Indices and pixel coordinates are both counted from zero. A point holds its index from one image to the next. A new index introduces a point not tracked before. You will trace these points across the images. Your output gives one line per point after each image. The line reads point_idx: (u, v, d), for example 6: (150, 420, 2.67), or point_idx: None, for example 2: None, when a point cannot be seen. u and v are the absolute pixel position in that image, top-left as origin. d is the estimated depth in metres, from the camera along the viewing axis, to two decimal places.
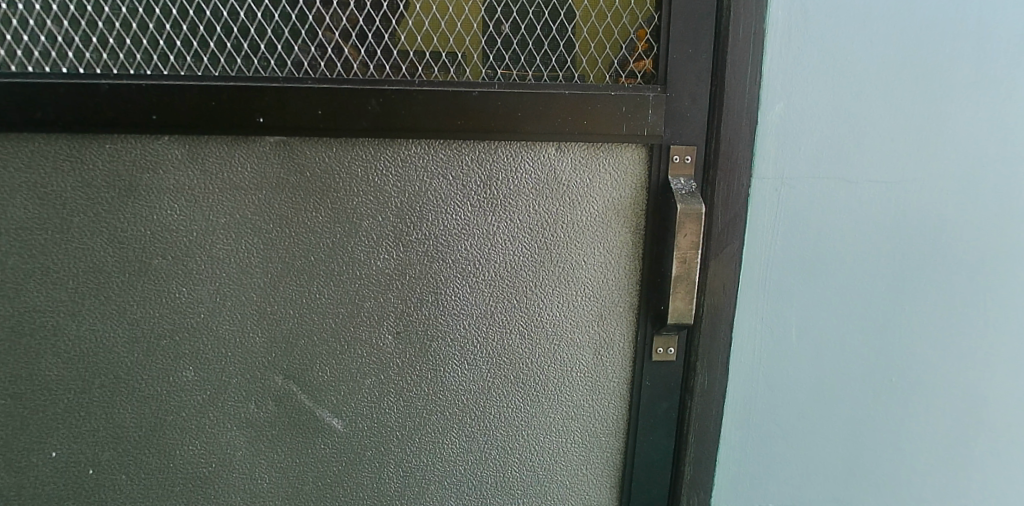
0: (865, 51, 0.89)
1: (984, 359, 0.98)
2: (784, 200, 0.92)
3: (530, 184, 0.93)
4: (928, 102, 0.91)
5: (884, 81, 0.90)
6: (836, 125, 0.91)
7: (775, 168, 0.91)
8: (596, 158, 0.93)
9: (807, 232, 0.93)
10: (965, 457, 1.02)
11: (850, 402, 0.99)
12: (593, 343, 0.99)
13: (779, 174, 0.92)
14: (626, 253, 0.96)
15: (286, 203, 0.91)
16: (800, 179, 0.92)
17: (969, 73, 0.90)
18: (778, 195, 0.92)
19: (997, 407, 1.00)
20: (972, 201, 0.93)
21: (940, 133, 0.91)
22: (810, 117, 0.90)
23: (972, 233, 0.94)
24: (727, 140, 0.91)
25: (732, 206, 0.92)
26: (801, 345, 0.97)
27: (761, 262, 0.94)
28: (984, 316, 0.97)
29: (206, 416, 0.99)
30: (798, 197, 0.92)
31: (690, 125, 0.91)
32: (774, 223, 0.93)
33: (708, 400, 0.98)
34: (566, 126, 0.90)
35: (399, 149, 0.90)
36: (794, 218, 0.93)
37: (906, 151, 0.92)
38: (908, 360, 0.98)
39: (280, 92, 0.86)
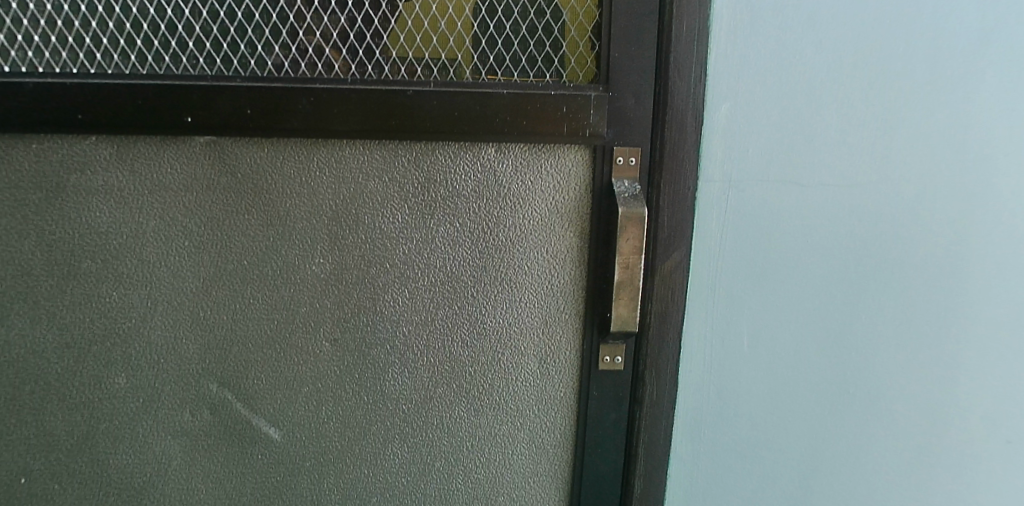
0: (815, 51, 0.86)
1: (944, 367, 0.95)
2: (732, 204, 0.89)
3: (470, 187, 0.90)
4: (883, 102, 0.87)
5: (836, 82, 0.87)
6: (785, 126, 0.87)
7: (723, 170, 0.88)
8: (537, 160, 0.90)
9: (757, 237, 0.90)
10: (926, 469, 0.98)
11: (806, 412, 0.96)
12: (539, 351, 0.95)
13: (728, 177, 0.88)
14: (571, 258, 0.93)
15: (218, 206, 0.89)
16: (750, 181, 0.88)
17: (924, 73, 0.87)
18: (726, 198, 0.89)
19: (958, 417, 0.97)
20: (930, 205, 0.90)
21: (895, 136, 0.88)
22: (759, 117, 0.87)
23: (929, 238, 0.91)
24: (672, 141, 0.88)
25: (678, 210, 0.89)
26: (753, 354, 0.93)
27: (710, 268, 0.91)
28: (943, 324, 0.94)
29: (139, 425, 0.96)
30: (747, 200, 0.89)
31: (633, 126, 0.88)
32: (722, 227, 0.90)
33: (656, 410, 0.95)
34: (504, 126, 0.87)
35: (333, 151, 0.88)
36: (743, 222, 0.89)
37: (860, 154, 0.88)
38: (864, 368, 0.95)
39: (208, 91, 0.84)
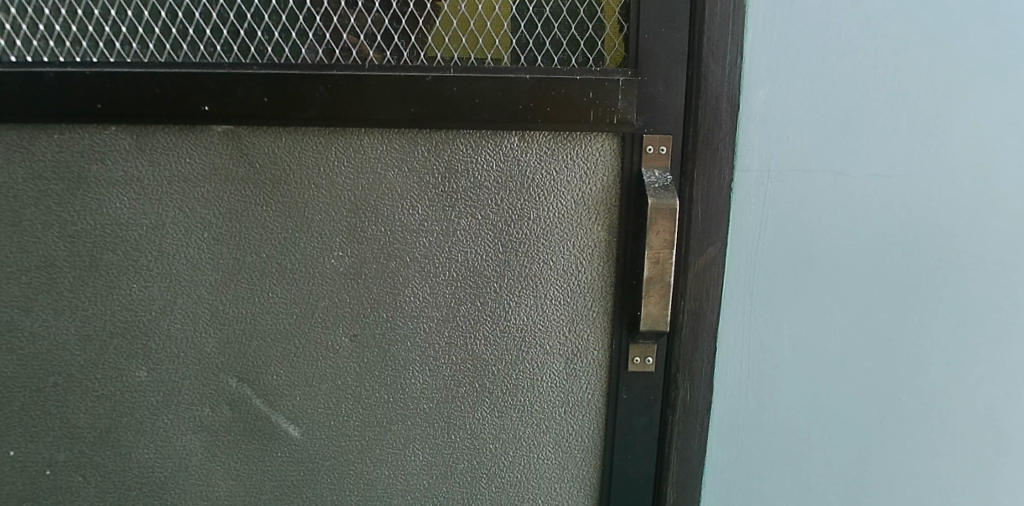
0: (859, 30, 0.80)
1: (999, 368, 0.89)
2: (771, 194, 0.83)
3: (493, 178, 0.86)
4: (933, 85, 0.81)
5: (881, 64, 0.81)
6: (829, 109, 0.81)
7: (760, 158, 0.82)
8: (563, 149, 0.85)
9: (798, 230, 0.84)
10: (980, 477, 0.92)
11: (851, 418, 0.90)
12: (565, 351, 0.91)
13: (766, 165, 0.83)
14: (599, 252, 0.88)
15: (236, 197, 0.87)
16: (789, 170, 0.83)
17: (978, 52, 0.81)
18: (764, 188, 0.83)
19: (1015, 421, 0.90)
20: (985, 195, 0.84)
21: (946, 121, 0.82)
22: (800, 100, 0.81)
23: (984, 230, 0.85)
24: (705, 128, 0.82)
25: (713, 202, 0.84)
26: (793, 355, 0.88)
27: (746, 264, 0.85)
28: (998, 322, 0.87)
29: (161, 419, 0.95)
30: (786, 189, 0.83)
31: (664, 113, 0.83)
32: (760, 220, 0.84)
33: (690, 414, 0.90)
34: (527, 114, 0.83)
35: (352, 140, 0.85)
36: (782, 214, 0.83)
37: (908, 141, 0.82)
38: (916, 372, 0.89)
39: (225, 79, 0.82)
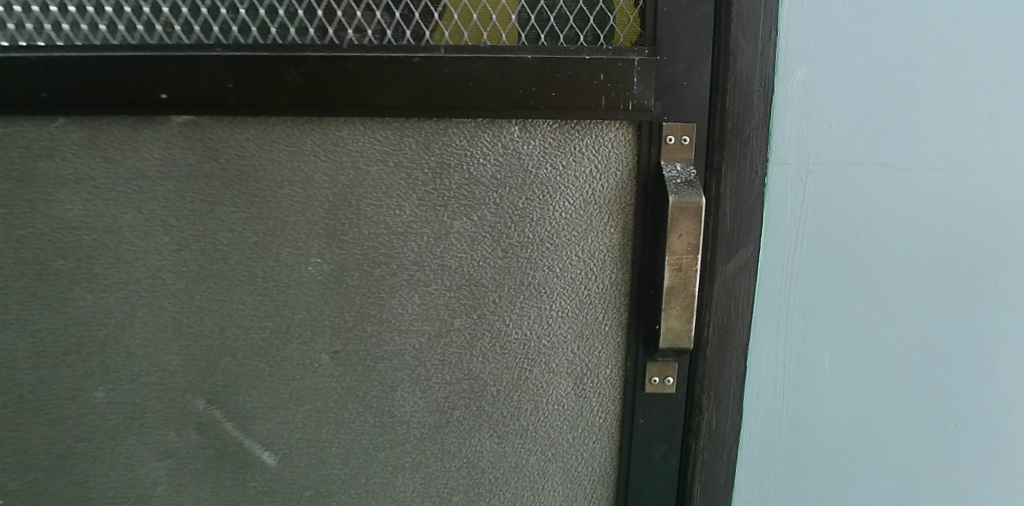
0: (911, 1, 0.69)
1: None
2: (811, 191, 0.72)
3: (490, 173, 0.76)
4: (994, 64, 0.71)
5: (937, 40, 0.70)
6: (876, 95, 0.71)
7: (798, 150, 0.72)
8: (570, 140, 0.75)
9: (840, 232, 0.73)
10: None
11: (899, 444, 0.79)
12: (573, 370, 0.80)
13: (805, 158, 0.72)
14: (612, 257, 0.77)
15: (201, 197, 0.77)
16: (832, 163, 0.72)
17: None
18: (803, 184, 0.72)
19: None
20: None
21: (1010, 106, 0.71)
22: (843, 84, 0.70)
23: None
24: (734, 115, 0.72)
25: (744, 199, 0.73)
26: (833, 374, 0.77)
27: (781, 270, 0.74)
28: None
29: (123, 445, 0.85)
30: (828, 186, 0.72)
31: (686, 98, 0.73)
32: (798, 220, 0.73)
33: (716, 442, 0.79)
34: (529, 100, 0.73)
35: (329, 131, 0.75)
36: (823, 214, 0.73)
37: (966, 130, 0.72)
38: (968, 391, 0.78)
39: (184, 62, 0.72)
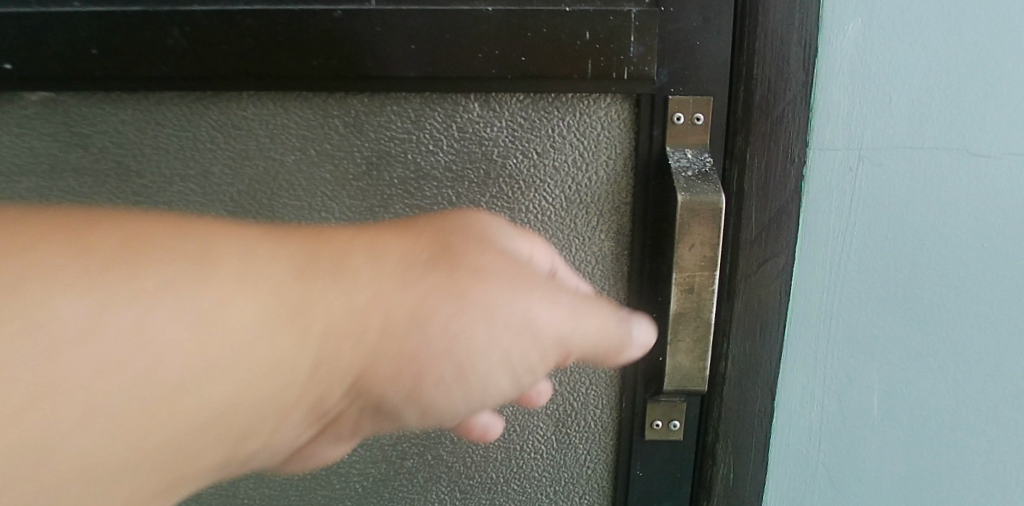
0: None
1: None
2: (865, 187, 0.55)
3: (443, 163, 0.59)
4: None
5: None
6: (958, 61, 0.52)
7: (848, 136, 0.54)
8: (547, 119, 0.58)
9: (902, 240, 0.56)
10: None
11: (960, 498, 0.63)
12: (554, 411, 0.63)
13: (859, 146, 0.54)
14: (599, 268, 0.61)
15: (72, 195, 0.60)
16: (893, 151, 0.54)
17: None
18: (854, 180, 0.55)
19: None
20: None
21: None
22: (913, 46, 0.52)
23: None
24: (765, 86, 0.54)
25: (776, 197, 0.56)
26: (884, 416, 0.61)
27: (820, 287, 0.58)
28: None
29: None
30: (888, 181, 0.55)
31: (701, 64, 0.55)
32: (845, 225, 0.56)
33: (733, 499, 0.63)
34: (490, 67, 0.54)
35: (233, 109, 0.57)
36: (879, 218, 0.56)
37: None
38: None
39: (28, 20, 0.54)
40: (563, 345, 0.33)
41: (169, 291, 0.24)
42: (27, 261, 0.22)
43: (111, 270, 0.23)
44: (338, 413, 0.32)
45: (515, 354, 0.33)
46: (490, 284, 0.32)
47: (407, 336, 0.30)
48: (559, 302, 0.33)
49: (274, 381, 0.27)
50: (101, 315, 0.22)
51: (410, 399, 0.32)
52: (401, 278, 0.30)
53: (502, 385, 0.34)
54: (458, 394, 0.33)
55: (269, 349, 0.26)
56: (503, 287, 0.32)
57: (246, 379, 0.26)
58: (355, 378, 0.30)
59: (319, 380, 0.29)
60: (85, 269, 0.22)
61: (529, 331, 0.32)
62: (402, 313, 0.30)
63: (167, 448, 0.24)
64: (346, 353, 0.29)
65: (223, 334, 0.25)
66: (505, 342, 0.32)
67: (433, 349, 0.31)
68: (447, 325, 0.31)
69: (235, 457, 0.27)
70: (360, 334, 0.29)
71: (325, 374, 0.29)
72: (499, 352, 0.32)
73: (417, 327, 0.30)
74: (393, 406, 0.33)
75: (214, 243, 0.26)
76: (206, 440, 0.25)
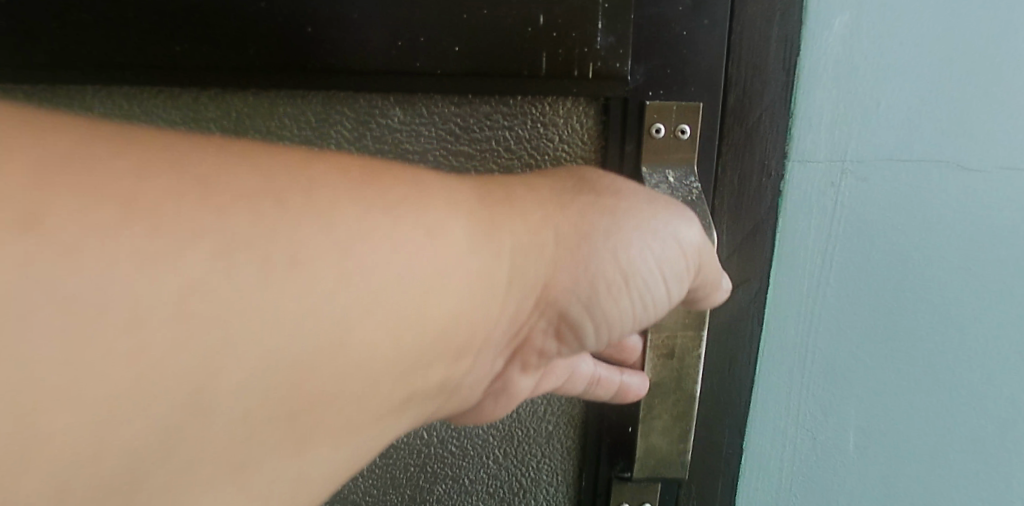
0: None
1: None
2: (852, 208, 0.44)
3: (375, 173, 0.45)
4: None
5: None
6: (980, 55, 0.41)
7: (835, 142, 0.43)
8: (489, 127, 0.45)
9: (896, 275, 0.45)
10: None
11: None
12: (498, 492, 0.51)
13: (848, 158, 0.43)
14: None
15: None
16: (886, 166, 0.43)
17: None
18: (836, 199, 0.44)
19: None
20: None
21: None
22: (922, 37, 0.41)
23: None
24: (738, 76, 0.43)
25: (750, 213, 0.45)
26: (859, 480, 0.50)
27: (793, 332, 0.47)
28: None
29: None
30: (882, 202, 0.44)
31: (689, 59, 0.43)
32: (823, 255, 0.45)
33: None
34: (413, 60, 0.42)
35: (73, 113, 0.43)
36: (870, 246, 0.45)
37: None
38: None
39: None
40: (699, 255, 0.35)
41: (397, 212, 0.24)
42: (285, 178, 0.21)
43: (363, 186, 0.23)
44: (527, 334, 0.33)
45: (664, 262, 0.33)
46: (637, 200, 0.33)
47: (574, 257, 0.31)
48: (691, 218, 0.34)
49: (498, 287, 0.28)
50: (353, 232, 0.22)
51: (587, 313, 0.33)
52: (560, 203, 0.31)
53: (659, 302, 0.35)
54: (625, 308, 0.33)
55: (469, 264, 0.26)
56: (647, 206, 0.33)
57: (478, 297, 0.27)
58: (542, 291, 0.31)
59: (518, 292, 0.29)
60: (332, 179, 0.23)
61: (674, 244, 0.33)
62: (570, 228, 0.31)
63: (384, 366, 0.23)
64: (534, 280, 0.30)
65: (430, 252, 0.24)
66: (653, 250, 0.32)
67: (610, 256, 0.31)
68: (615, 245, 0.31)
69: (460, 367, 0.28)
70: (546, 251, 0.30)
71: (527, 282, 0.30)
72: (654, 265, 0.33)
73: (585, 238, 0.31)
74: (574, 320, 0.33)
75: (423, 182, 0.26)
76: (430, 353, 0.25)
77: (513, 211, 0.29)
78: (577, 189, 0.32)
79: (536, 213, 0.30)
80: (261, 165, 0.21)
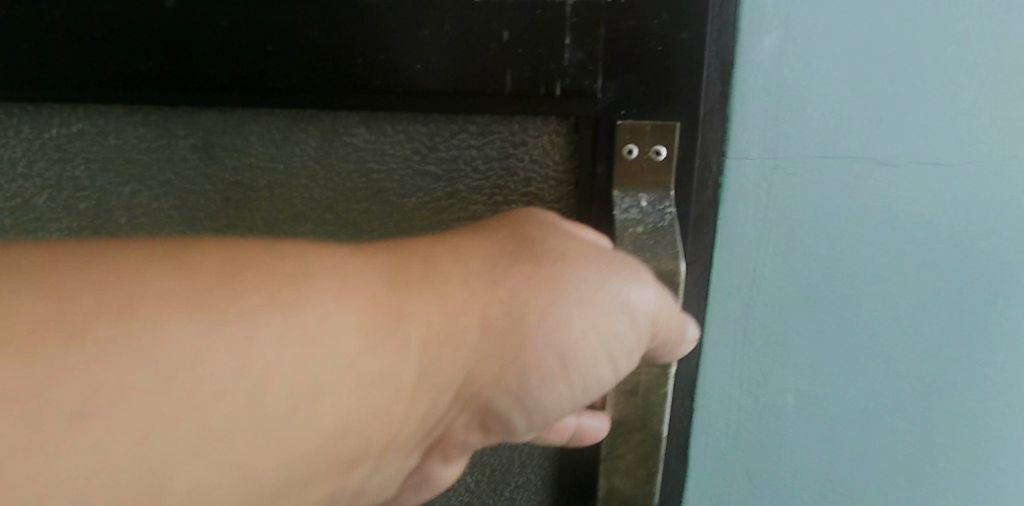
0: None
1: None
2: (790, 209, 0.42)
3: (344, 195, 0.44)
4: None
5: None
6: (932, 51, 0.38)
7: (771, 142, 0.41)
8: (457, 147, 0.43)
9: (841, 280, 0.43)
10: None
11: None
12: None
13: (785, 157, 0.41)
14: None
15: None
16: (819, 160, 0.41)
17: None
18: (770, 198, 0.42)
19: None
20: None
21: None
22: (865, 33, 0.38)
23: None
24: (688, 76, 0.40)
25: (702, 214, 0.42)
26: (802, 485, 0.49)
27: (729, 332, 0.45)
28: None
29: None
30: (823, 203, 0.41)
31: (664, 76, 0.40)
32: (761, 256, 0.43)
33: None
34: (373, 77, 0.41)
35: (47, 136, 0.44)
36: (811, 248, 0.42)
37: None
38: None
39: None
40: (652, 322, 0.32)
41: (260, 308, 0.23)
42: (96, 300, 0.21)
43: (213, 293, 0.22)
44: (448, 427, 0.31)
45: (614, 338, 0.31)
46: (584, 266, 0.31)
47: (501, 342, 0.29)
48: (645, 280, 0.32)
49: (400, 390, 0.26)
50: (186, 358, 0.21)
51: (519, 403, 0.30)
52: (487, 275, 0.29)
53: (607, 380, 0.32)
54: (564, 392, 0.31)
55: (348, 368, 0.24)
56: (595, 274, 0.30)
57: (375, 395, 0.25)
58: (462, 384, 0.29)
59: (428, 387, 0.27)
60: (169, 289, 0.22)
61: (621, 315, 0.31)
62: (500, 306, 0.29)
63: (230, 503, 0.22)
64: (445, 375, 0.28)
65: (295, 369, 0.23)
66: (601, 327, 0.30)
67: (544, 335, 0.29)
68: (549, 325, 0.29)
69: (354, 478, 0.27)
70: (469, 336, 0.28)
71: (442, 376, 0.28)
72: (598, 342, 0.31)
73: (517, 319, 0.29)
74: (502, 413, 0.31)
75: (308, 271, 0.25)
76: (302, 473, 0.24)
77: (430, 291, 0.28)
78: (514, 254, 0.31)
79: (458, 288, 0.28)
80: (81, 284, 0.21)
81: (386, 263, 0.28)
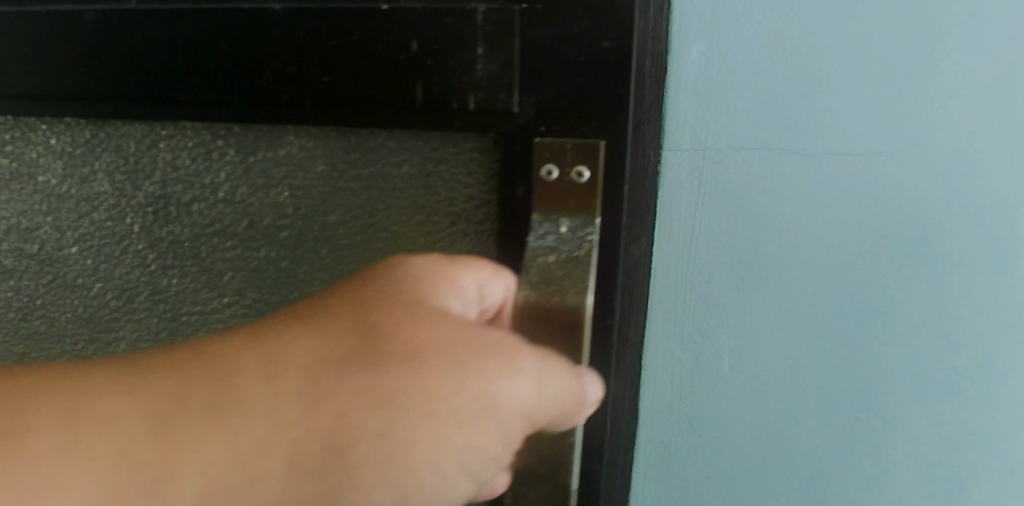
0: None
1: None
2: (720, 204, 0.37)
3: (270, 212, 0.43)
4: None
5: None
6: (880, 45, 0.35)
7: (700, 133, 0.37)
8: (376, 165, 0.41)
9: (789, 285, 0.38)
10: None
11: None
12: None
13: (716, 149, 0.37)
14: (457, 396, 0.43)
15: None
16: (752, 145, 0.36)
17: None
18: (701, 191, 0.37)
19: None
20: None
21: None
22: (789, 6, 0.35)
23: None
24: (613, 79, 0.36)
25: (632, 229, 0.38)
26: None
27: (665, 347, 0.40)
28: None
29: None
30: (761, 196, 0.37)
31: (586, 88, 0.36)
32: (695, 256, 0.38)
33: None
34: (282, 90, 0.39)
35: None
36: (750, 246, 0.38)
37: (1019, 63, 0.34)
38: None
39: None
40: (528, 420, 0.26)
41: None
42: None
43: None
44: None
45: (468, 457, 0.25)
46: (428, 373, 0.25)
47: (314, 485, 0.23)
48: (515, 375, 0.26)
49: None
50: None
51: None
52: (299, 394, 0.24)
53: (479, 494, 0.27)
54: None
55: None
56: (439, 392, 0.24)
57: None
58: None
59: None
60: None
61: (477, 434, 0.25)
62: (308, 444, 0.23)
63: None
64: None
65: None
66: (451, 446, 0.25)
67: (376, 465, 0.24)
68: (377, 456, 0.24)
69: None
70: (267, 484, 0.23)
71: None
72: (446, 471, 0.25)
73: (334, 452, 0.23)
74: None
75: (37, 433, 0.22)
76: None
77: (212, 430, 0.23)
78: (349, 353, 0.25)
79: (256, 421, 0.23)
80: None
81: (160, 391, 0.24)
